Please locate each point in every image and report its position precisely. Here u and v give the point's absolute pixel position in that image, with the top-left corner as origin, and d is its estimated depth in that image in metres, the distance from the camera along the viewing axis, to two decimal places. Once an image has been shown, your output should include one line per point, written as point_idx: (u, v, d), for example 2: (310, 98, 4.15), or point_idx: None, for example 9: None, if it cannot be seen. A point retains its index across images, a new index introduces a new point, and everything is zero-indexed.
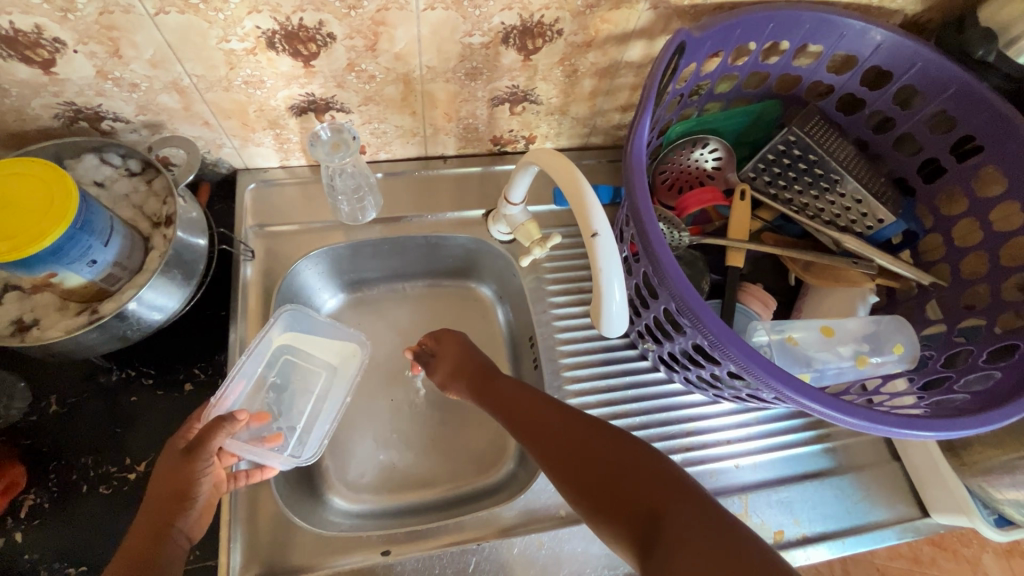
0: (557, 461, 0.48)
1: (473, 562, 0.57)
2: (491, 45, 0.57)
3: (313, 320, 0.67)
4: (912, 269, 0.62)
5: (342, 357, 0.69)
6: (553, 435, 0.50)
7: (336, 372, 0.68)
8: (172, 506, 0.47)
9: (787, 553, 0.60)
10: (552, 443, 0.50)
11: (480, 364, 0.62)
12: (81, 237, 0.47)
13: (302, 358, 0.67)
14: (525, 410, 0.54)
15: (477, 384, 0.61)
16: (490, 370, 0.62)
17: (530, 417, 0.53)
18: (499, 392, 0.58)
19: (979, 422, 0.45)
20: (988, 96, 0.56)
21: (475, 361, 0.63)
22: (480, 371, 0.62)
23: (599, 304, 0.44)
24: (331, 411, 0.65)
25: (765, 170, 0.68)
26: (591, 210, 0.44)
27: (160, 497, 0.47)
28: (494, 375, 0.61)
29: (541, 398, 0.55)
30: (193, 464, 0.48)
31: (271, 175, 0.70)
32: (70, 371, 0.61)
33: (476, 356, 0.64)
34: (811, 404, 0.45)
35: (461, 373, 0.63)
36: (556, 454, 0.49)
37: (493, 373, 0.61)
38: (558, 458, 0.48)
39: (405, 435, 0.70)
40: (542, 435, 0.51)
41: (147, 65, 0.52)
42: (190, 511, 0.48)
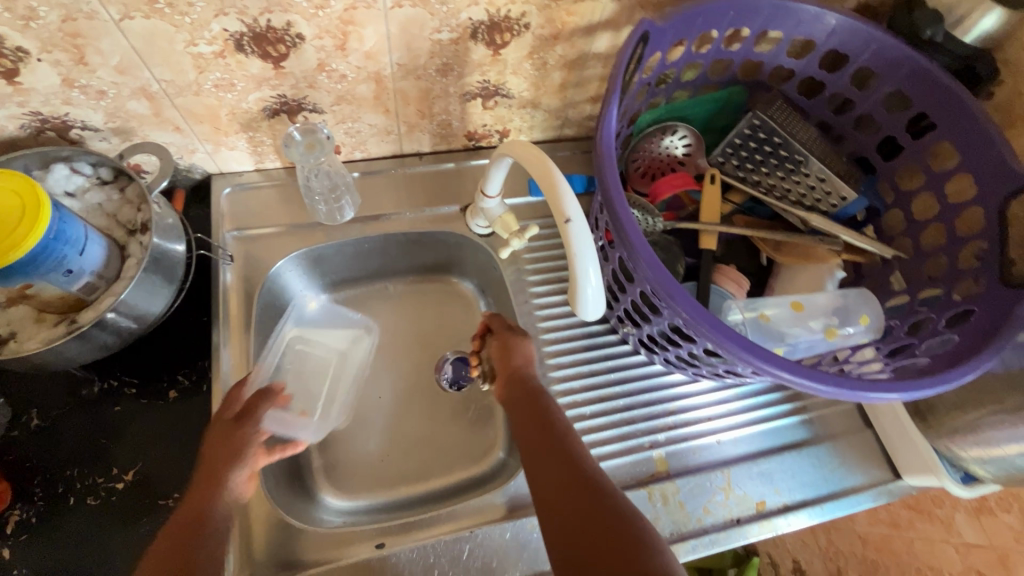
0: (552, 517, 0.45)
1: (468, 549, 0.57)
2: (460, 41, 0.58)
3: (321, 314, 0.73)
4: (875, 244, 0.65)
5: (348, 343, 0.72)
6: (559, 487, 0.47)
7: (344, 356, 0.72)
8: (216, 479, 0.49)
9: (770, 522, 0.62)
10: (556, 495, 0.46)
11: (531, 384, 0.57)
12: (55, 248, 0.46)
13: (313, 347, 0.71)
14: (543, 447, 0.51)
15: (512, 397, 0.57)
16: (536, 389, 0.56)
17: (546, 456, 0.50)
18: (528, 417, 0.54)
19: (940, 381, 0.47)
20: (938, 74, 0.58)
21: (522, 378, 0.58)
22: (526, 394, 0.56)
23: (575, 287, 0.45)
24: (348, 391, 0.70)
25: (733, 154, 0.70)
26: (563, 196, 0.45)
27: (209, 464, 0.50)
28: (539, 395, 0.56)
29: (562, 438, 0.51)
30: (241, 429, 0.53)
31: (246, 179, 0.70)
32: (51, 384, 0.60)
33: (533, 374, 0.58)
34: (781, 372, 0.47)
35: (512, 384, 0.58)
36: (552, 509, 0.46)
37: (541, 396, 0.55)
38: (555, 515, 0.45)
39: (396, 431, 0.71)
40: (547, 480, 0.48)
41: (114, 72, 0.51)
42: (239, 472, 0.51)
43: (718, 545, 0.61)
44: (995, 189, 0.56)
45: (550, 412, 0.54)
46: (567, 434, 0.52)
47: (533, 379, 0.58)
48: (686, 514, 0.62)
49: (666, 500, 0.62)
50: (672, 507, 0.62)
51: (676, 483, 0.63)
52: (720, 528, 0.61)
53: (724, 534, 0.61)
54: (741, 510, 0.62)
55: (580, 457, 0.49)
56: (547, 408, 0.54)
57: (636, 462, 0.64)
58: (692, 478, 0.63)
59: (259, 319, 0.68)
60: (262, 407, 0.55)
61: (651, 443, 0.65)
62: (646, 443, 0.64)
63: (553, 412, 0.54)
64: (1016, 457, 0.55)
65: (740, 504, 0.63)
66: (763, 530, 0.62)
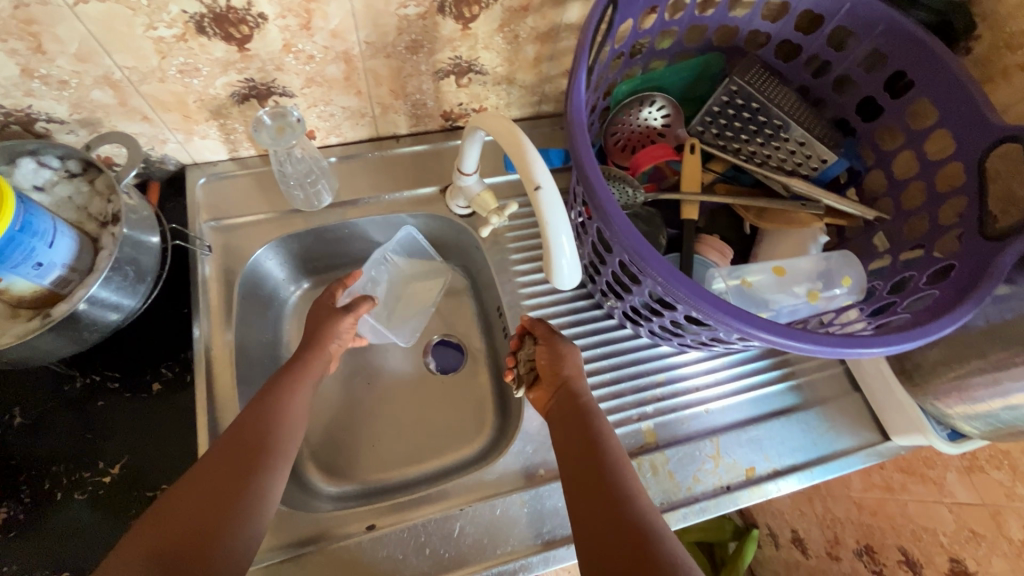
0: (595, 542, 0.44)
1: (458, 527, 0.57)
2: (428, 15, 0.56)
3: (418, 247, 0.76)
4: (857, 206, 0.64)
5: (433, 278, 0.77)
6: (606, 516, 0.46)
7: (429, 289, 0.77)
8: (280, 422, 0.53)
9: (760, 487, 0.62)
10: (602, 522, 0.45)
11: (582, 400, 0.56)
12: (23, 239, 0.46)
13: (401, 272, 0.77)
14: (590, 473, 0.50)
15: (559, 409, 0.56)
16: (588, 408, 0.55)
17: (594, 480, 0.49)
18: (578, 436, 0.53)
19: (918, 335, 0.47)
20: (913, 30, 0.58)
21: (572, 393, 0.57)
22: (576, 412, 0.55)
23: (549, 256, 0.45)
24: (411, 319, 0.76)
25: (713, 122, 0.69)
26: (533, 164, 0.45)
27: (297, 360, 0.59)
28: (587, 414, 0.55)
29: (607, 459, 0.50)
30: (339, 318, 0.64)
31: (221, 168, 0.69)
32: (32, 382, 0.60)
33: (581, 389, 0.57)
34: (758, 332, 0.47)
35: (561, 394, 0.57)
36: (596, 536, 0.45)
37: (591, 416, 0.55)
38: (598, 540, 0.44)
39: (389, 416, 0.71)
40: (593, 507, 0.47)
41: (74, 60, 0.50)
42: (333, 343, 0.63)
43: (708, 513, 0.61)
44: (973, 143, 0.56)
45: (601, 436, 0.53)
46: (619, 462, 0.50)
47: (582, 394, 0.57)
48: (676, 483, 0.62)
49: (655, 471, 0.62)
50: (662, 477, 0.62)
51: (665, 453, 0.63)
52: (710, 496, 0.61)
53: (714, 502, 0.61)
54: (731, 477, 0.63)
55: (631, 489, 0.48)
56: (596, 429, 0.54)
57: (624, 435, 0.63)
58: (681, 448, 0.63)
59: (241, 308, 0.67)
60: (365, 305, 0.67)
61: (639, 415, 0.65)
62: (633, 416, 0.65)
63: (606, 437, 0.53)
64: (1003, 412, 0.54)
65: (730, 472, 0.63)
66: (753, 496, 0.62)
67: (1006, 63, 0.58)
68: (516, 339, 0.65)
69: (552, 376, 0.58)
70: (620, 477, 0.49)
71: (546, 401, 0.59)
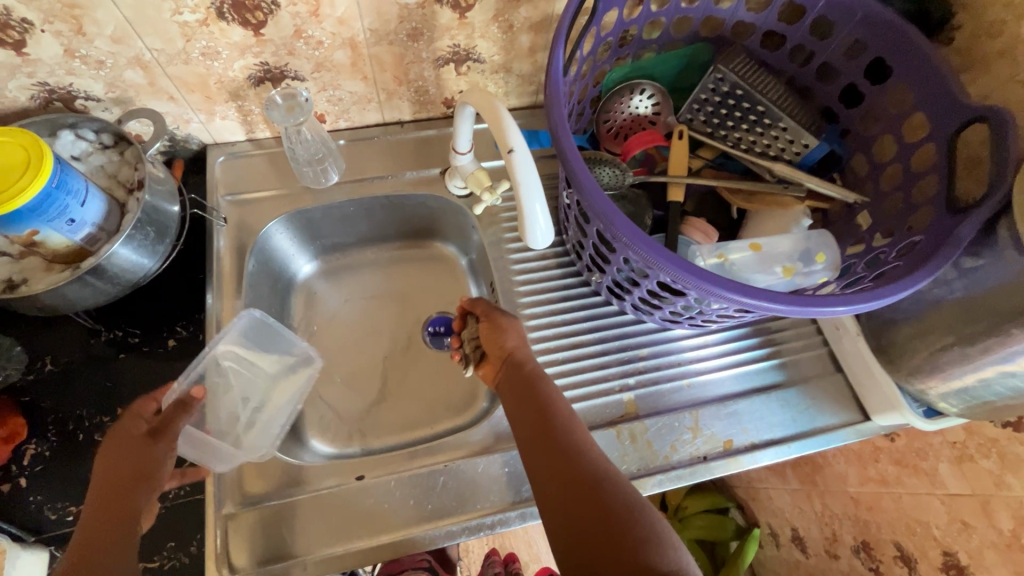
0: (563, 516, 0.46)
1: (442, 481, 0.61)
2: (426, 4, 0.61)
3: (263, 334, 0.67)
4: (837, 189, 0.66)
5: (295, 370, 0.69)
6: (564, 469, 0.49)
7: (293, 385, 0.68)
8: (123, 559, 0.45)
9: (737, 459, 0.64)
10: (564, 491, 0.48)
11: (530, 367, 0.59)
12: (58, 196, 0.52)
13: (245, 368, 0.67)
14: (544, 435, 0.53)
15: (509, 380, 0.58)
16: (536, 375, 0.58)
17: (550, 450, 0.51)
18: (529, 406, 0.55)
19: (872, 296, 0.48)
20: (888, 17, 0.60)
21: (519, 362, 0.59)
22: (525, 379, 0.57)
23: (523, 218, 0.49)
24: (274, 420, 0.64)
25: (700, 110, 0.72)
26: (507, 130, 0.49)
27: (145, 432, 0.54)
28: (538, 378, 0.58)
29: (558, 419, 0.54)
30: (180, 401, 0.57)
31: (239, 148, 0.75)
32: (63, 334, 0.66)
33: (526, 357, 0.60)
34: (718, 289, 0.50)
35: (509, 365, 0.59)
36: (563, 506, 0.47)
37: (541, 381, 0.57)
38: (567, 515, 0.46)
39: (353, 414, 0.73)
40: (557, 478, 0.49)
41: (110, 41, 0.57)
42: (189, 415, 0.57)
43: (684, 480, 0.63)
44: (946, 125, 0.58)
45: (551, 400, 0.55)
46: (570, 420, 0.54)
47: (529, 361, 0.59)
48: (654, 452, 0.64)
49: (634, 439, 0.64)
50: (640, 445, 0.64)
51: (645, 422, 0.65)
52: (686, 465, 0.64)
53: (690, 470, 0.63)
54: (708, 448, 0.65)
55: (585, 447, 0.51)
56: (545, 390, 0.56)
57: (607, 404, 0.66)
58: (660, 418, 0.66)
59: (251, 280, 0.72)
60: (177, 423, 0.56)
61: (623, 386, 0.67)
62: (616, 387, 0.67)
63: (556, 400, 0.56)
64: (975, 386, 0.55)
65: (708, 443, 0.65)
66: (730, 467, 0.64)
67: (984, 51, 0.60)
68: (459, 319, 0.68)
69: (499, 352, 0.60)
70: (573, 438, 0.52)
71: (494, 375, 0.62)
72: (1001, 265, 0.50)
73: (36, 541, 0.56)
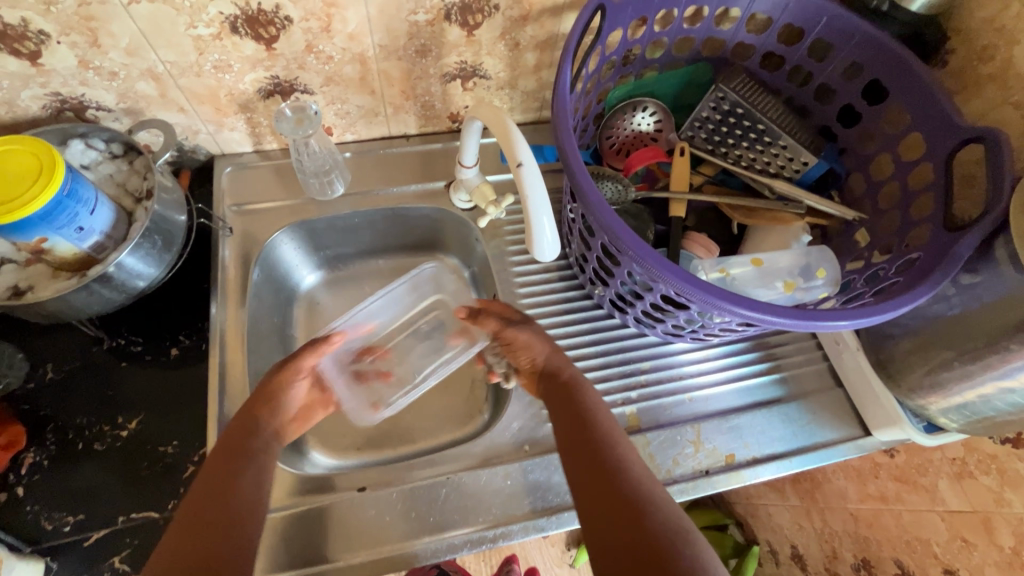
0: (592, 521, 0.46)
1: (445, 493, 0.60)
2: (435, 22, 0.63)
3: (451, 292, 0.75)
4: (836, 207, 0.68)
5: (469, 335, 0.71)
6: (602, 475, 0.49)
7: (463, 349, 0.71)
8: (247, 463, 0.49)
9: (739, 473, 0.64)
10: (599, 496, 0.47)
11: (568, 376, 0.59)
12: (69, 204, 0.52)
13: (446, 321, 0.75)
14: (584, 440, 0.53)
15: (550, 390, 0.59)
16: (575, 384, 0.58)
17: (588, 456, 0.51)
18: (569, 414, 0.55)
19: (875, 312, 0.49)
20: (885, 40, 0.62)
21: (557, 370, 0.60)
22: (565, 386, 0.58)
23: (530, 230, 0.50)
24: (430, 380, 0.70)
25: (702, 128, 0.74)
26: (516, 145, 0.50)
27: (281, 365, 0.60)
28: (576, 387, 0.58)
29: (597, 426, 0.54)
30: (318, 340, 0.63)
31: (245, 159, 0.76)
32: (64, 342, 0.66)
33: (564, 366, 0.60)
34: (723, 304, 0.50)
35: (546, 374, 0.60)
36: (598, 511, 0.46)
37: (580, 390, 0.58)
38: (598, 518, 0.46)
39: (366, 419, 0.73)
40: (594, 483, 0.49)
41: (124, 53, 0.58)
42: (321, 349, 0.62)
43: (686, 494, 0.63)
44: (942, 145, 0.59)
45: (590, 409, 0.55)
46: (610, 429, 0.54)
47: (567, 369, 0.60)
48: (656, 465, 0.64)
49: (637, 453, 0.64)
50: (642, 459, 0.64)
51: (647, 436, 0.65)
52: (688, 479, 0.64)
53: (693, 484, 0.63)
54: (710, 462, 0.65)
55: (624, 456, 0.51)
56: (585, 398, 0.57)
57: None
58: (663, 432, 0.66)
59: (256, 289, 0.72)
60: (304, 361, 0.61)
61: (624, 399, 0.68)
62: (618, 400, 0.67)
63: (595, 408, 0.56)
64: (975, 402, 0.56)
65: (710, 457, 0.65)
66: (732, 481, 0.64)
67: (977, 74, 0.62)
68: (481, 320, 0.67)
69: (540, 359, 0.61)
70: (611, 447, 0.51)
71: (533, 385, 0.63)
72: (998, 282, 0.51)
73: (32, 552, 0.55)
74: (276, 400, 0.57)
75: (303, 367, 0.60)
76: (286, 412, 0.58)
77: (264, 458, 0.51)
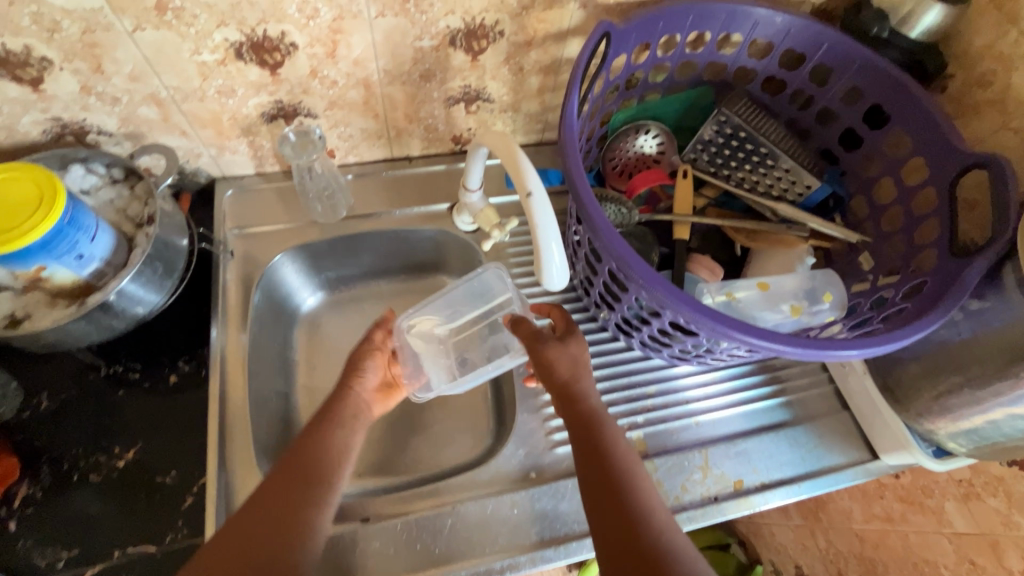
0: (606, 554, 0.48)
1: (450, 524, 0.59)
2: (441, 47, 0.63)
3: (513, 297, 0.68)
4: (841, 230, 0.68)
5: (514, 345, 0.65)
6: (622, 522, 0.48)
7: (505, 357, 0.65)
8: (309, 477, 0.53)
9: (747, 500, 0.63)
10: (619, 545, 0.47)
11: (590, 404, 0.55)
12: (69, 232, 0.51)
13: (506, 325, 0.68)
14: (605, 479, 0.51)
15: (570, 415, 0.55)
16: (597, 414, 0.55)
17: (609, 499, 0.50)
18: (592, 447, 0.53)
19: (886, 340, 0.49)
20: (886, 67, 0.63)
21: (579, 396, 0.55)
22: (587, 417, 0.54)
23: (539, 259, 0.49)
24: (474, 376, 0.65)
25: (704, 150, 0.74)
26: (525, 174, 0.50)
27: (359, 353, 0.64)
28: (599, 418, 0.54)
29: (619, 466, 0.52)
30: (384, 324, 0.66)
31: (247, 182, 0.75)
32: (60, 370, 0.64)
33: (587, 391, 0.55)
34: (734, 333, 0.50)
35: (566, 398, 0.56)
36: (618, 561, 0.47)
37: (602, 422, 0.54)
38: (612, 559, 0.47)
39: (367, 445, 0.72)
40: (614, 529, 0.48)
41: (127, 79, 0.57)
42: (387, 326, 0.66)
43: (696, 522, 0.62)
44: (945, 171, 0.60)
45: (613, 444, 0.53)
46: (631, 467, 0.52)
47: (590, 396, 0.55)
48: (664, 492, 0.63)
49: None
50: None
51: (655, 462, 0.65)
52: (697, 506, 0.63)
53: (702, 511, 0.63)
54: (719, 488, 0.64)
55: (645, 502, 0.50)
56: (608, 431, 0.54)
57: None
58: (670, 457, 0.65)
59: (257, 312, 0.71)
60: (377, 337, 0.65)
61: (631, 424, 0.67)
62: (624, 425, 0.67)
63: (617, 443, 0.53)
64: (984, 427, 0.56)
65: (718, 483, 0.64)
66: (741, 507, 0.63)
67: (977, 99, 0.63)
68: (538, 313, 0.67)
69: (563, 378, 0.55)
70: (633, 491, 0.50)
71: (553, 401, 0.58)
72: (1006, 307, 0.51)
73: None
74: (355, 379, 0.62)
75: (375, 344, 0.65)
76: (366, 387, 0.62)
77: (344, 440, 0.57)
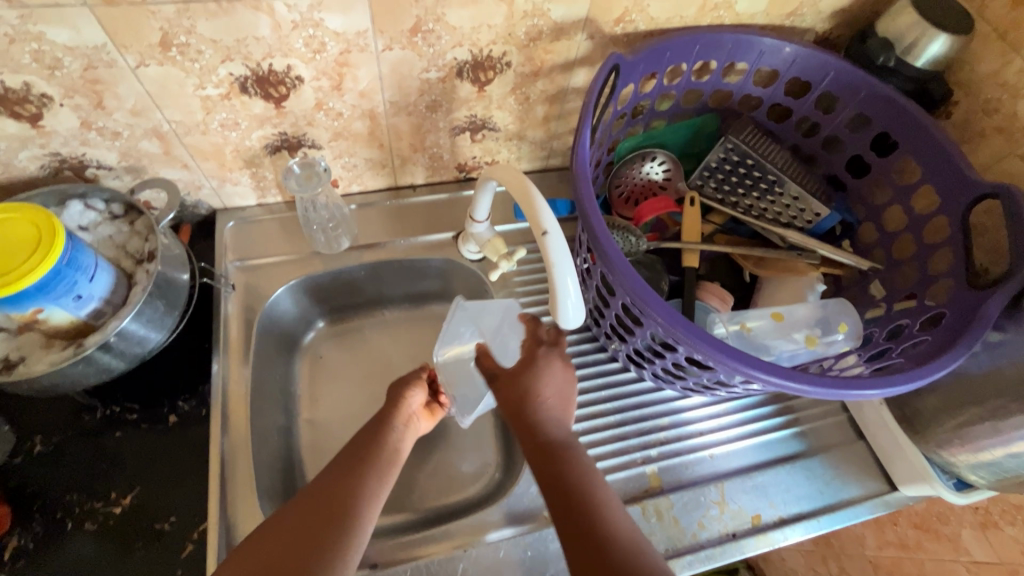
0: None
1: (462, 568, 0.57)
2: (447, 79, 0.63)
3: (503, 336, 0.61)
4: (850, 256, 0.68)
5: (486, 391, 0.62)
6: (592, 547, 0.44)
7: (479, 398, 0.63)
8: (342, 509, 0.47)
9: (766, 536, 0.62)
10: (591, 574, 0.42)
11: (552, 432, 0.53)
12: (68, 273, 0.50)
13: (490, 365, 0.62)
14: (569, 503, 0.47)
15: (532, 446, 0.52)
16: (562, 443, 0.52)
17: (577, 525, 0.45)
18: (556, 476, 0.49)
19: (911, 377, 0.48)
20: (894, 96, 0.63)
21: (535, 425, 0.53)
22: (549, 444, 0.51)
23: (555, 297, 0.48)
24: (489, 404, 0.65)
25: (711, 177, 0.74)
26: (540, 212, 0.49)
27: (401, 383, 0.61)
28: (560, 445, 0.51)
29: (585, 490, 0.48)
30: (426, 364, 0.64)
31: (248, 213, 0.74)
32: (55, 411, 0.62)
33: (546, 419, 0.53)
34: (755, 373, 0.49)
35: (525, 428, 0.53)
36: None
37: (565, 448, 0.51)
38: None
39: None
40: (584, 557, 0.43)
41: (129, 114, 0.56)
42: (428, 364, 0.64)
43: (715, 560, 0.60)
44: (957, 200, 0.59)
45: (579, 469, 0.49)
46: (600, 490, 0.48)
47: (550, 424, 0.53)
48: (681, 529, 0.61)
49: (660, 516, 0.62)
50: (666, 523, 0.61)
51: (670, 497, 0.63)
52: (715, 543, 0.61)
53: (720, 549, 0.61)
54: (737, 524, 0.62)
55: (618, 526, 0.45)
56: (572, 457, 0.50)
57: (629, 479, 0.64)
58: (685, 492, 0.63)
59: (258, 346, 0.69)
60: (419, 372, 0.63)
61: (644, 458, 0.65)
62: (638, 459, 0.65)
63: (583, 469, 0.50)
64: (1007, 460, 0.55)
65: (736, 519, 0.63)
66: (760, 544, 0.61)
67: (983, 126, 0.63)
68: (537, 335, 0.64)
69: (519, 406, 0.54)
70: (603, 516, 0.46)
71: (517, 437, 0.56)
72: None
73: None
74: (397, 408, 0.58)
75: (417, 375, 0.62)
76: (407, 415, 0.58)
77: (384, 472, 0.52)
